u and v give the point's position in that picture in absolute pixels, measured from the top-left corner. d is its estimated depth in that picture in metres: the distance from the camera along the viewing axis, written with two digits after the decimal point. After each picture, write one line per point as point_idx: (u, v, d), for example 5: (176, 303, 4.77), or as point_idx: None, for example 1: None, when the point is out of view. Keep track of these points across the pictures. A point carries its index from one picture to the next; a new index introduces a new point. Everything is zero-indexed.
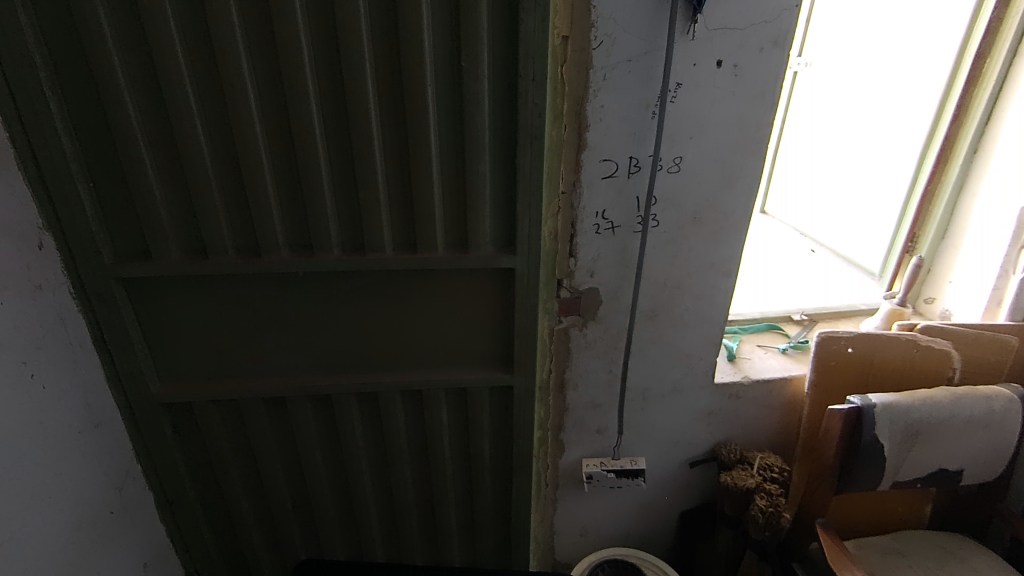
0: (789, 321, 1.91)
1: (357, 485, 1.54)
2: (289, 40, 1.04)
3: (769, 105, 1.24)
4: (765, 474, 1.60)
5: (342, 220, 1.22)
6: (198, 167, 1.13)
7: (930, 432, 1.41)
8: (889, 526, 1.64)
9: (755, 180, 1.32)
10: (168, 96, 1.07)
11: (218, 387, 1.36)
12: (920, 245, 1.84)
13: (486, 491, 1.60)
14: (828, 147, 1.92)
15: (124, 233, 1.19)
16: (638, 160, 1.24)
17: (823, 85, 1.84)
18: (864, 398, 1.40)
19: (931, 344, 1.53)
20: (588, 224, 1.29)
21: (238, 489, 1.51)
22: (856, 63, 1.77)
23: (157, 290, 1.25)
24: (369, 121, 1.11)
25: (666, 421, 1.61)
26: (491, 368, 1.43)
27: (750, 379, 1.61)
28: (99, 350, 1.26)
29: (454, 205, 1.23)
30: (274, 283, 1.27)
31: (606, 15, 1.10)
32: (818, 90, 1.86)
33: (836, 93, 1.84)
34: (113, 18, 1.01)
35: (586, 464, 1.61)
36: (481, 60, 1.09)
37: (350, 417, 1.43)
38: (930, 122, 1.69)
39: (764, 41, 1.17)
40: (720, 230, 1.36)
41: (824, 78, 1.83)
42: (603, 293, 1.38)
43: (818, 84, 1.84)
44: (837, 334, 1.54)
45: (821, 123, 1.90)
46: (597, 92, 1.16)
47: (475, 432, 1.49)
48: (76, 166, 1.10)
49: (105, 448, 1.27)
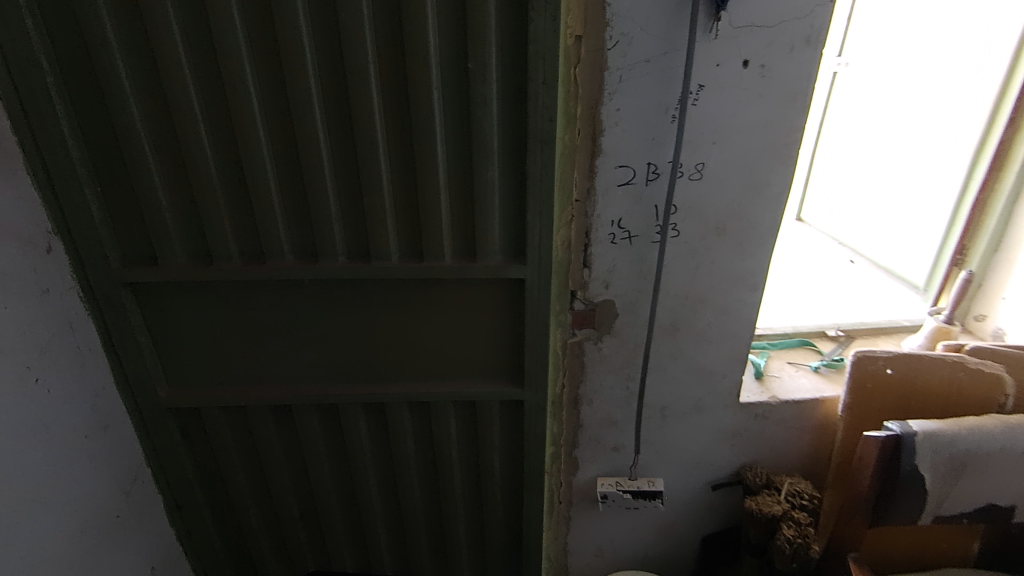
0: (823, 337, 1.81)
1: (365, 495, 1.50)
2: (290, 41, 1.01)
3: (801, 108, 1.15)
4: (793, 501, 1.51)
5: (347, 226, 1.18)
6: (202, 173, 1.11)
7: (977, 464, 1.29)
8: (931, 564, 1.50)
9: (785, 188, 1.23)
10: (172, 101, 1.05)
11: (225, 394, 1.35)
12: (970, 257, 1.70)
13: (496, 507, 1.55)
14: (871, 149, 1.80)
15: (131, 238, 1.18)
16: (657, 166, 1.17)
17: (865, 84, 1.75)
18: (904, 425, 1.29)
19: (981, 367, 1.41)
20: (604, 233, 1.22)
21: (246, 494, 1.50)
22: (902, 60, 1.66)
23: (163, 295, 1.24)
24: (373, 125, 1.08)
25: (687, 441, 1.53)
26: (501, 380, 1.37)
27: (778, 400, 1.51)
28: (108, 354, 1.26)
29: (462, 212, 1.18)
30: (280, 289, 1.24)
31: (623, 13, 1.04)
32: (858, 90, 1.77)
33: (879, 93, 1.74)
34: (118, 22, 1.00)
35: (601, 483, 1.53)
36: (489, 62, 1.04)
37: (357, 426, 1.40)
38: (983, 124, 1.57)
39: (795, 39, 1.09)
40: (746, 240, 1.28)
41: (866, 76, 1.74)
42: (619, 305, 1.31)
43: (860, 83, 1.75)
44: (874, 353, 1.44)
45: (863, 124, 1.81)
46: (612, 95, 1.09)
47: (485, 445, 1.44)
48: (83, 170, 1.10)
49: (113, 451, 1.27)
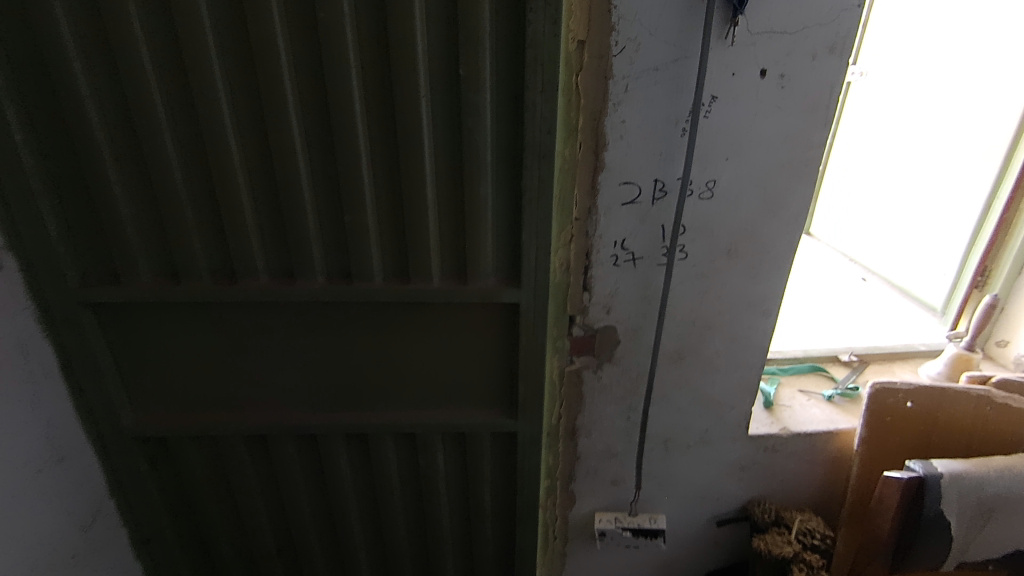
0: (835, 362, 1.71)
1: (345, 529, 1.40)
2: (264, 42, 0.91)
3: (823, 122, 1.06)
4: (804, 540, 1.40)
5: (327, 244, 1.09)
6: (168, 184, 1.02)
7: (1007, 510, 1.19)
8: None
9: (804, 208, 1.14)
10: (134, 105, 0.96)
11: (195, 421, 1.25)
12: (992, 280, 1.64)
13: (486, 542, 1.45)
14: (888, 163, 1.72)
15: (91, 254, 1.09)
16: (665, 183, 1.08)
17: (882, 94, 1.68)
18: (927, 465, 1.19)
19: (1008, 402, 1.31)
20: (606, 255, 1.13)
21: (218, 527, 1.40)
22: (920, 70, 1.58)
23: (127, 315, 1.14)
24: (355, 135, 0.98)
25: (691, 474, 1.43)
26: (493, 410, 1.27)
27: (789, 432, 1.41)
28: (67, 377, 1.16)
29: (452, 230, 1.08)
30: (254, 310, 1.15)
31: (629, 16, 0.94)
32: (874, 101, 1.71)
33: (895, 103, 1.66)
34: (74, 18, 0.90)
35: (599, 519, 1.43)
36: (482, 67, 0.94)
37: (337, 458, 1.30)
38: (1008, 143, 1.48)
39: (817, 47, 1.00)
40: (760, 264, 1.18)
41: (884, 85, 1.67)
42: (621, 332, 1.22)
43: (876, 92, 1.69)
44: (894, 385, 1.35)
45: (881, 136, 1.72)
46: (616, 105, 1.00)
47: (475, 478, 1.34)
48: (38, 181, 1.01)
49: (71, 484, 1.16)
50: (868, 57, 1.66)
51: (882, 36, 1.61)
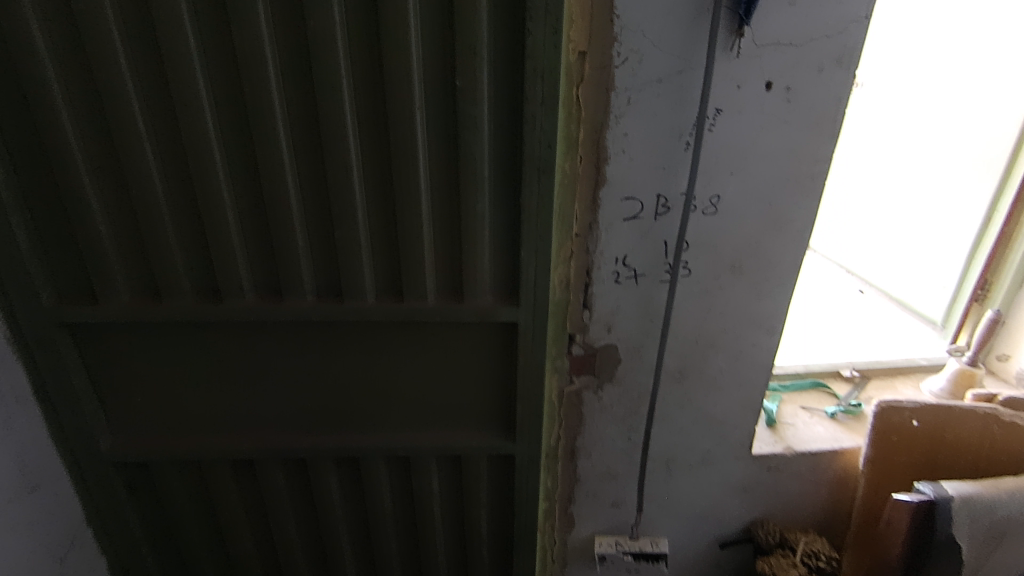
0: (836, 378, 1.68)
1: (335, 556, 1.35)
2: (250, 51, 0.87)
3: (830, 136, 1.03)
4: (809, 563, 1.36)
5: (316, 261, 1.04)
6: (149, 199, 0.97)
7: (1018, 533, 1.16)
8: None
9: (809, 224, 1.11)
10: (113, 116, 0.91)
11: (177, 445, 1.19)
12: (992, 294, 1.62)
13: (482, 568, 1.40)
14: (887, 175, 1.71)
15: (66, 271, 1.03)
16: (668, 199, 1.04)
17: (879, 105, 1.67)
18: (937, 488, 1.16)
19: (1016, 420, 1.29)
20: (606, 271, 1.10)
21: (202, 555, 1.34)
22: (921, 81, 1.57)
23: (106, 335, 1.09)
24: (346, 148, 0.94)
25: (693, 495, 1.39)
26: (489, 433, 1.22)
27: (793, 451, 1.38)
28: (41, 401, 1.10)
29: (447, 246, 1.04)
30: (239, 330, 1.10)
31: (632, 27, 0.91)
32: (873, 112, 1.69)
33: (895, 114, 1.64)
34: (48, 24, 0.86)
35: (599, 543, 1.39)
36: (480, 78, 0.90)
37: (327, 482, 1.25)
38: (1009, 153, 1.47)
39: (824, 59, 0.97)
40: (764, 280, 1.15)
41: (882, 95, 1.66)
42: (622, 350, 1.18)
43: (874, 102, 1.67)
44: (900, 403, 1.32)
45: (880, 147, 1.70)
46: (618, 118, 0.97)
47: (471, 502, 1.29)
48: (9, 195, 0.95)
49: (46, 514, 1.10)
50: (866, 67, 1.64)
51: (882, 45, 1.59)
